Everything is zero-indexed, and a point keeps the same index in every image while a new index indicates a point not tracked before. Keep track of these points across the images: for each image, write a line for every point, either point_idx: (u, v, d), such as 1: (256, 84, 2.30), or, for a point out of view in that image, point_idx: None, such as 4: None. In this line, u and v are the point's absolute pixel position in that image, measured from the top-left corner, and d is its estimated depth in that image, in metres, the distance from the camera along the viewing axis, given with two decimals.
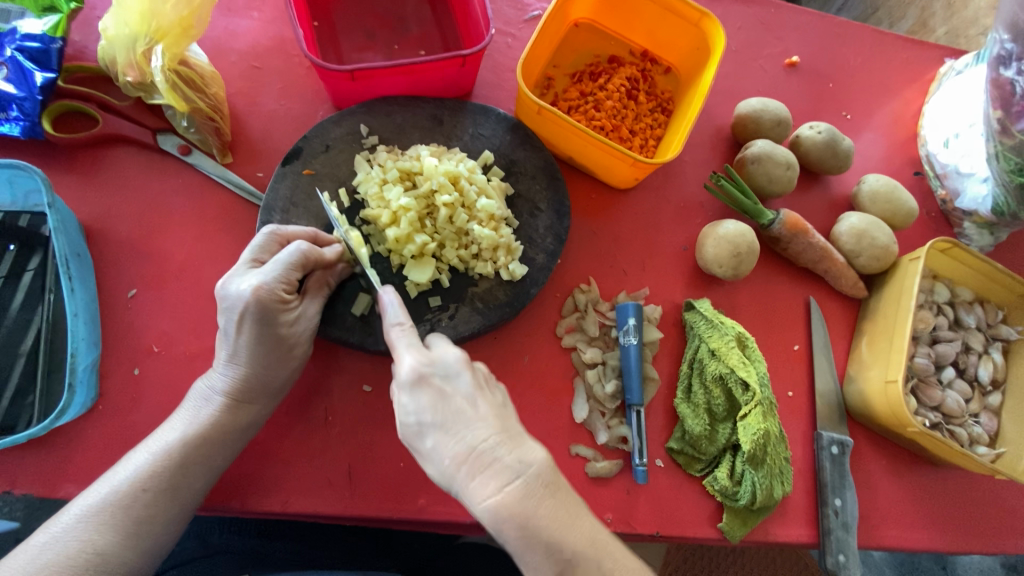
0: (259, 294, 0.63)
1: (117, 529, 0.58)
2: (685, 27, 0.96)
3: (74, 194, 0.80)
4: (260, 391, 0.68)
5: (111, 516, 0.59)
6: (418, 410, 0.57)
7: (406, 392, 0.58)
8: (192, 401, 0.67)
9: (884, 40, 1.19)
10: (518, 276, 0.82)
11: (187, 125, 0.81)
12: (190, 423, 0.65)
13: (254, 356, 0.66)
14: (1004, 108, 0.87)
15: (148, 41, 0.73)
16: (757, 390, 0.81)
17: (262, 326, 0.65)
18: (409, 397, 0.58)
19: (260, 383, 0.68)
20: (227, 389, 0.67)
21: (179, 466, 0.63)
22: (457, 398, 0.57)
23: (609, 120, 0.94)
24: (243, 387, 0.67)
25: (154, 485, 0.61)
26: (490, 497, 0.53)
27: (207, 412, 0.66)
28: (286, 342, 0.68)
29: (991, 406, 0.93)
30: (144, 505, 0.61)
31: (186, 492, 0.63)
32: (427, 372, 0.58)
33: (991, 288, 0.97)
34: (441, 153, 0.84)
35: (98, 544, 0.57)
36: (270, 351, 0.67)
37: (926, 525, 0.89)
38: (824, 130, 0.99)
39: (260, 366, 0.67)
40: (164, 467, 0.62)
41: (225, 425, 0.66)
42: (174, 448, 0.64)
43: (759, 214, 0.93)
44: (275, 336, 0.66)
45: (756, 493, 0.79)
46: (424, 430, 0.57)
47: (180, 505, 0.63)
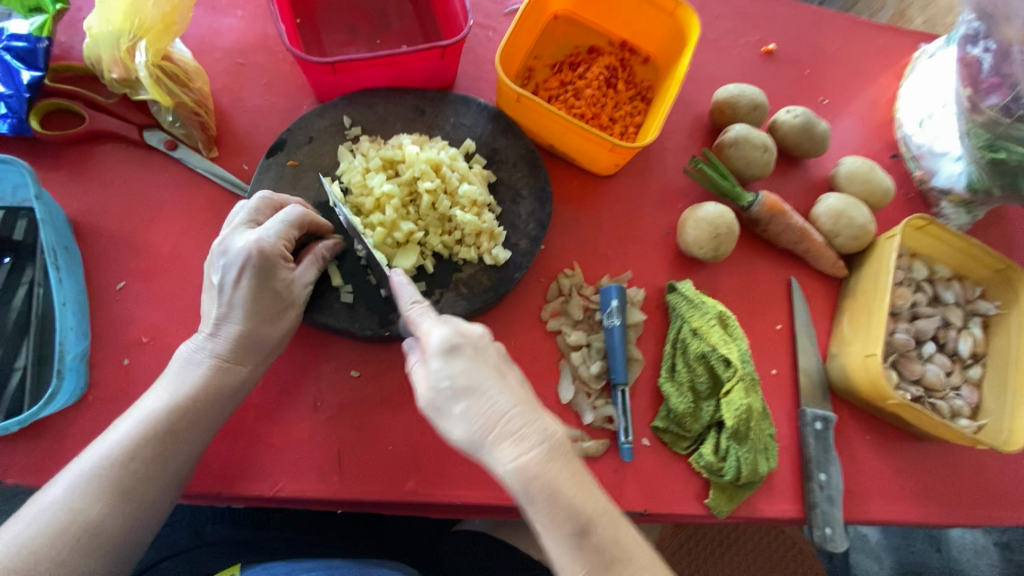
0: (263, 245, 0.67)
1: (106, 498, 0.58)
2: (661, 16, 0.98)
3: (62, 190, 0.81)
4: (252, 353, 0.69)
5: (102, 484, 0.58)
6: (449, 372, 0.58)
7: (436, 355, 0.59)
8: (176, 367, 0.67)
9: (859, 27, 1.22)
10: (501, 261, 0.83)
11: (172, 120, 0.82)
12: (177, 388, 0.65)
13: (250, 312, 0.68)
14: (973, 85, 0.89)
15: (131, 37, 0.75)
16: (738, 365, 0.83)
17: (262, 279, 0.67)
18: (440, 359, 0.59)
19: (255, 342, 0.69)
20: (217, 350, 0.68)
21: (167, 434, 0.63)
22: (486, 362, 0.60)
23: (589, 109, 0.96)
24: (236, 346, 0.68)
25: (142, 453, 0.61)
26: (518, 456, 0.54)
27: (194, 375, 0.66)
28: (282, 298, 0.70)
29: (971, 379, 0.95)
30: (134, 474, 0.60)
31: (178, 458, 0.64)
32: (459, 339, 0.60)
33: (970, 265, 1.00)
34: (423, 141, 0.86)
35: (89, 512, 0.57)
36: (266, 305, 0.69)
37: (911, 498, 0.90)
38: (800, 114, 1.01)
39: (253, 323, 0.68)
40: (153, 434, 0.62)
41: (215, 386, 0.67)
42: (162, 415, 0.63)
43: (739, 197, 0.95)
44: (272, 289, 0.69)
45: (741, 468, 0.80)
46: (454, 394, 0.57)
47: (169, 473, 0.63)
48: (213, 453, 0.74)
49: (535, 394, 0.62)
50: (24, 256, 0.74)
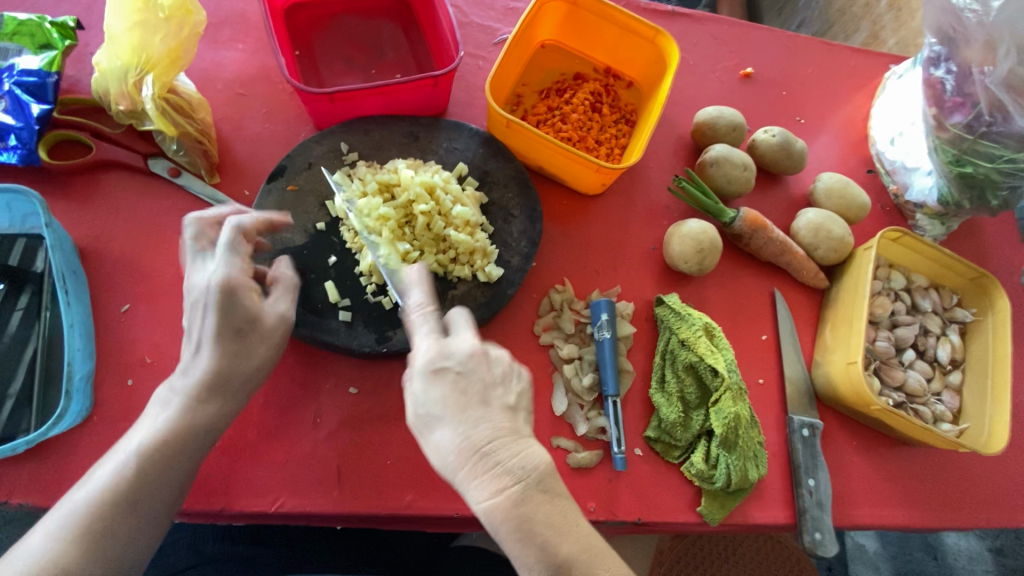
0: (231, 278, 0.67)
1: (76, 546, 0.58)
2: (642, 44, 1.04)
3: (69, 217, 0.84)
4: (221, 388, 0.68)
5: (71, 531, 0.58)
6: (432, 402, 0.62)
7: (422, 383, 0.63)
8: (151, 408, 0.67)
9: (832, 50, 1.28)
10: (494, 277, 0.86)
11: (176, 149, 0.85)
12: (150, 429, 0.65)
13: (217, 345, 0.67)
14: (938, 104, 0.94)
15: (139, 71, 0.79)
16: (725, 375, 0.86)
17: (223, 311, 0.66)
18: (425, 388, 0.62)
19: (225, 376, 0.68)
20: (186, 388, 0.67)
21: (136, 476, 0.62)
22: (471, 388, 0.63)
23: (576, 132, 1.01)
24: (205, 382, 0.67)
25: (112, 498, 0.61)
26: (488, 495, 0.59)
27: (166, 415, 0.66)
28: (251, 331, 0.69)
29: (952, 385, 0.98)
30: (103, 518, 0.60)
31: (153, 502, 0.63)
32: (444, 367, 0.63)
33: (945, 274, 1.04)
34: (417, 165, 0.89)
35: (58, 559, 0.57)
36: (232, 339, 0.68)
37: (897, 502, 0.93)
38: (777, 134, 1.05)
39: (221, 361, 0.67)
40: (122, 479, 0.61)
41: (185, 425, 0.66)
42: (133, 456, 0.63)
43: (721, 213, 0.99)
44: (237, 321, 0.68)
45: (731, 475, 0.83)
46: (435, 422, 0.62)
47: (142, 516, 0.62)
48: (216, 471, 0.76)
49: (523, 418, 0.65)
50: (18, 282, 0.76)
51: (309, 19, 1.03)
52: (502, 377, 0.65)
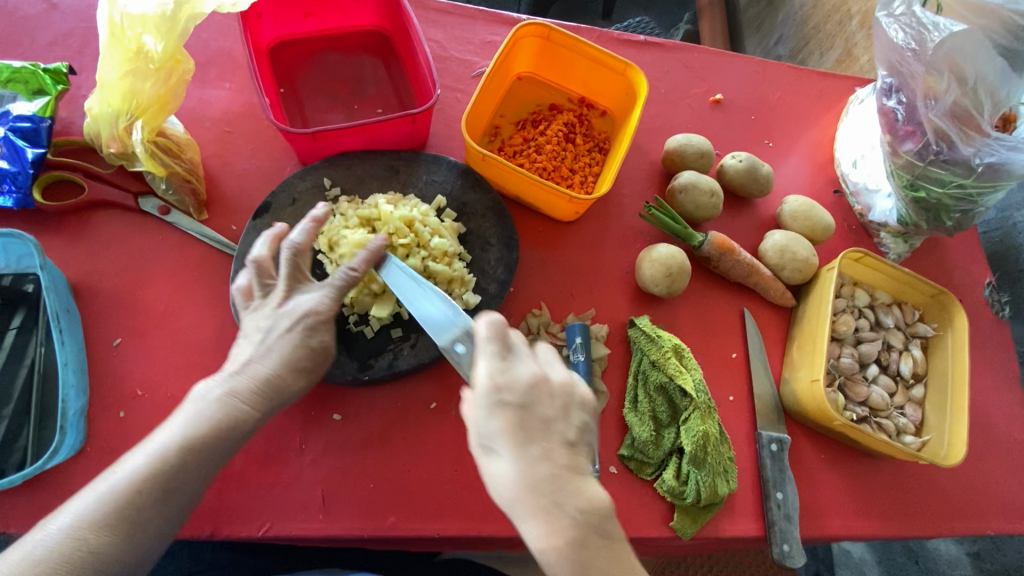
0: (321, 306, 0.72)
1: (111, 532, 0.58)
2: (613, 76, 1.08)
3: (63, 255, 0.88)
4: (270, 398, 0.69)
5: (105, 516, 0.58)
6: (489, 428, 0.61)
7: (480, 407, 0.62)
8: (192, 403, 0.66)
9: (800, 74, 1.34)
10: (472, 305, 0.91)
11: (165, 187, 0.90)
12: (189, 423, 0.64)
13: (284, 363, 0.69)
14: (892, 132, 1.00)
15: (129, 117, 0.83)
16: (694, 395, 0.91)
17: (304, 338, 0.71)
18: (484, 414, 0.62)
19: (277, 390, 0.69)
20: (235, 392, 0.67)
21: (174, 470, 0.61)
22: (533, 418, 0.62)
23: (550, 162, 1.06)
24: (257, 392, 0.68)
25: (149, 487, 0.60)
26: (545, 537, 0.58)
27: (208, 411, 0.65)
28: (319, 358, 0.73)
29: (915, 398, 1.03)
30: (140, 508, 0.59)
31: (178, 499, 0.62)
32: (502, 394, 0.62)
33: (906, 291, 1.08)
34: (397, 200, 0.94)
35: (90, 542, 0.57)
36: (306, 363, 0.71)
37: (863, 512, 0.97)
38: (744, 159, 1.10)
39: (287, 376, 0.69)
40: (162, 470, 0.61)
41: (226, 425, 0.65)
42: (173, 451, 0.62)
43: (689, 237, 1.04)
44: (311, 347, 0.71)
45: (701, 491, 0.87)
46: (494, 450, 0.61)
47: (170, 510, 0.62)
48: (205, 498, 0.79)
49: (586, 454, 0.64)
50: (10, 311, 0.80)
51: (293, 58, 1.07)
52: (565, 407, 0.64)
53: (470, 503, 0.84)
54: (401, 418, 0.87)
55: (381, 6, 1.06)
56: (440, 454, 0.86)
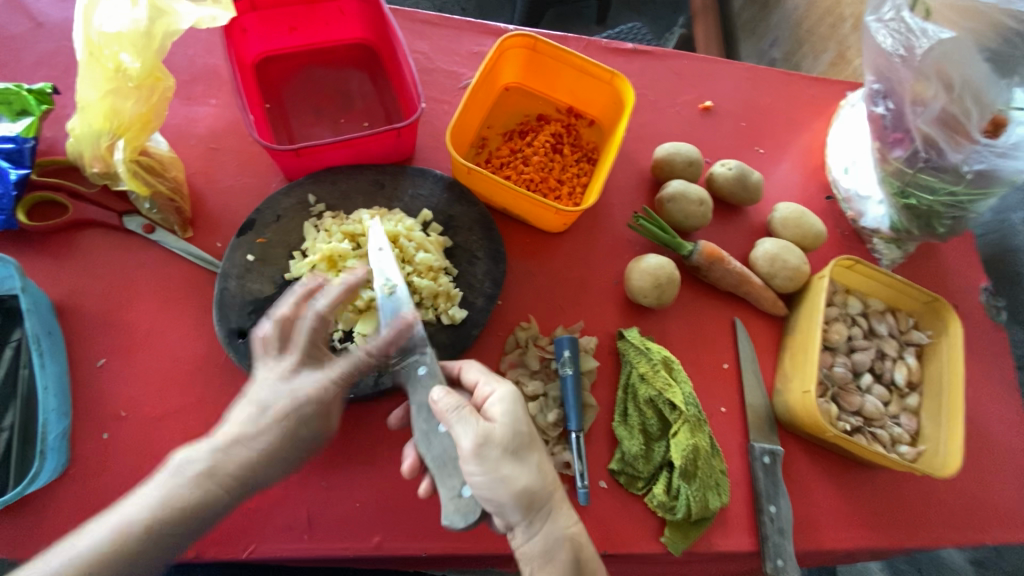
0: (325, 394, 0.69)
1: None
2: (600, 86, 1.08)
3: (47, 276, 0.88)
4: (248, 486, 0.65)
5: None
6: (527, 425, 0.69)
7: (517, 403, 0.69)
8: (167, 475, 0.61)
9: (791, 79, 1.33)
10: (458, 319, 0.90)
11: (149, 206, 0.90)
12: (161, 501, 0.60)
13: (273, 452, 0.65)
14: (881, 139, 0.99)
15: (111, 136, 0.83)
16: (683, 408, 0.90)
17: (298, 428, 0.67)
18: (520, 412, 0.69)
19: (257, 479, 0.65)
20: (219, 474, 0.63)
21: (133, 554, 0.58)
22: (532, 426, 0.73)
23: (537, 173, 1.05)
24: (238, 477, 0.64)
25: (99, 572, 0.56)
26: (571, 520, 0.70)
27: (184, 489, 0.61)
28: (303, 447, 0.68)
29: (910, 407, 1.01)
30: None
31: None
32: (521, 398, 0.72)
33: (900, 298, 1.07)
34: (382, 214, 0.94)
35: None
36: (291, 452, 0.67)
37: (859, 524, 0.95)
38: (734, 167, 1.09)
39: (267, 467, 0.65)
40: (118, 549, 0.57)
41: (197, 508, 0.61)
42: (136, 531, 0.58)
43: (679, 247, 1.03)
44: (303, 438, 0.68)
45: (691, 506, 0.86)
46: (530, 448, 0.68)
47: None
48: None
49: None
50: None
51: (279, 72, 1.07)
52: None
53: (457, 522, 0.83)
54: (388, 435, 0.87)
55: (366, 19, 1.06)
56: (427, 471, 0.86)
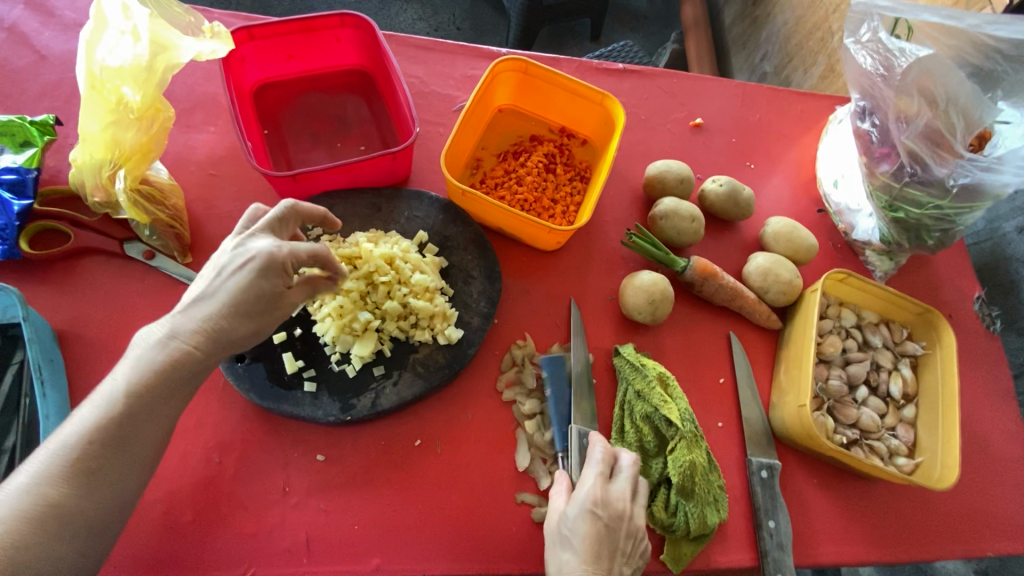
0: (271, 253, 0.67)
1: (66, 483, 0.59)
2: (591, 106, 1.10)
3: (48, 303, 0.89)
4: (218, 343, 0.68)
5: (56, 466, 0.59)
6: (573, 530, 0.77)
7: (575, 508, 0.78)
8: (136, 347, 0.66)
9: (780, 95, 1.35)
10: (454, 339, 0.91)
11: (150, 233, 0.91)
12: (135, 367, 0.64)
13: (234, 305, 0.67)
14: (868, 154, 1.01)
15: (113, 165, 0.84)
16: (679, 424, 0.91)
17: (257, 282, 0.67)
18: (574, 515, 0.78)
19: (224, 334, 0.68)
20: (187, 332, 0.66)
21: (124, 417, 0.63)
22: (607, 539, 0.77)
23: (531, 194, 1.07)
24: (205, 334, 0.67)
25: (100, 437, 0.62)
26: None
27: (151, 355, 0.65)
28: (265, 304, 0.69)
29: (906, 419, 1.02)
30: (92, 457, 0.61)
31: (134, 442, 0.64)
32: (593, 508, 0.77)
33: (893, 309, 1.08)
34: (378, 237, 0.95)
35: (50, 495, 0.58)
36: (251, 307, 0.68)
37: (859, 538, 0.95)
38: (725, 183, 1.11)
39: (229, 324, 0.67)
40: (108, 420, 0.62)
41: (169, 368, 0.65)
42: (118, 398, 0.63)
43: (672, 262, 1.04)
44: (264, 294, 0.68)
45: (690, 523, 0.86)
46: (569, 546, 0.76)
47: (126, 456, 0.63)
48: (189, 545, 0.79)
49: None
50: None
51: (276, 101, 1.09)
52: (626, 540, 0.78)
53: (454, 542, 0.84)
54: (385, 456, 0.87)
55: (362, 46, 1.08)
56: (425, 492, 0.86)
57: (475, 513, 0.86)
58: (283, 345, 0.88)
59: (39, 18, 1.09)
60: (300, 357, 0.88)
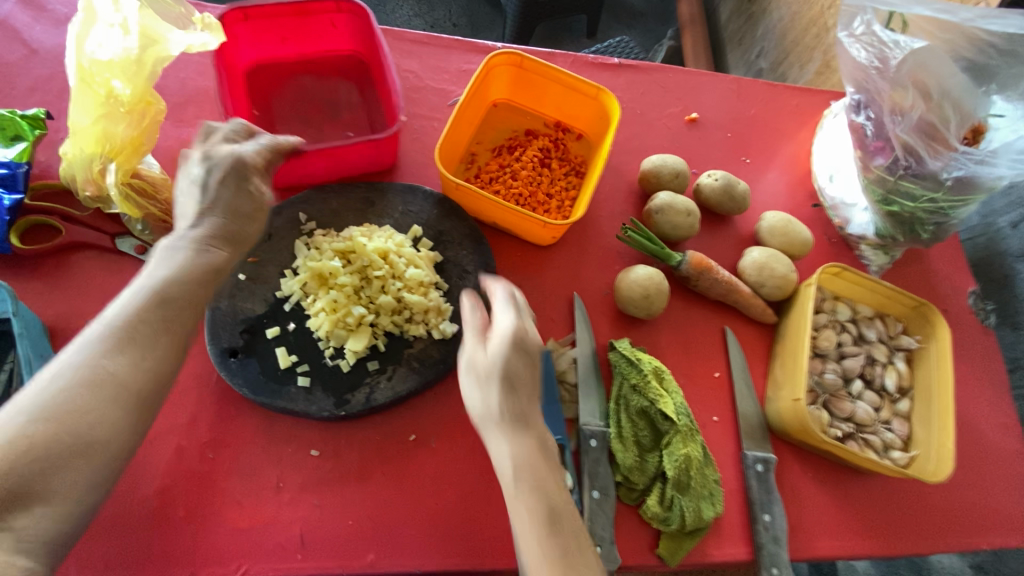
0: (236, 153, 0.75)
1: (124, 355, 0.58)
2: (587, 100, 1.10)
3: (39, 299, 0.88)
4: (229, 241, 0.73)
5: (114, 338, 0.59)
6: (483, 397, 0.65)
7: (476, 372, 0.66)
8: (162, 249, 0.68)
9: (776, 90, 1.34)
10: (449, 334, 0.91)
11: (141, 228, 0.91)
12: (168, 263, 0.66)
13: (215, 205, 0.73)
14: (862, 148, 1.00)
15: (103, 159, 0.83)
16: (675, 419, 0.91)
17: (230, 181, 0.75)
18: (479, 382, 0.65)
19: (229, 232, 0.73)
20: (196, 233, 0.70)
21: (168, 299, 0.63)
22: (515, 396, 0.64)
23: (526, 188, 1.07)
24: (213, 233, 0.72)
25: (146, 316, 0.61)
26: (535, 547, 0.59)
27: (179, 253, 0.68)
28: (250, 204, 0.76)
29: (901, 413, 1.02)
30: (142, 332, 0.60)
31: (182, 324, 0.64)
32: (492, 370, 0.65)
33: (888, 303, 1.08)
34: (372, 231, 0.94)
35: (108, 367, 0.57)
36: (239, 207, 0.75)
37: (853, 531, 0.95)
38: (720, 178, 1.11)
39: (229, 220, 0.74)
40: (154, 302, 0.62)
41: (200, 265, 0.68)
42: (157, 284, 0.64)
43: (667, 257, 1.04)
44: (244, 190, 0.76)
45: (685, 516, 0.86)
46: (488, 420, 0.65)
47: (174, 334, 0.63)
48: (181, 542, 0.78)
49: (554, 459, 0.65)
50: None
51: (270, 83, 1.09)
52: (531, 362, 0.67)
53: (449, 537, 0.84)
54: (379, 451, 0.87)
55: (357, 31, 1.08)
56: (419, 486, 0.86)
57: (470, 508, 0.85)
58: (276, 340, 0.88)
59: (30, 12, 1.08)
60: (293, 352, 0.87)
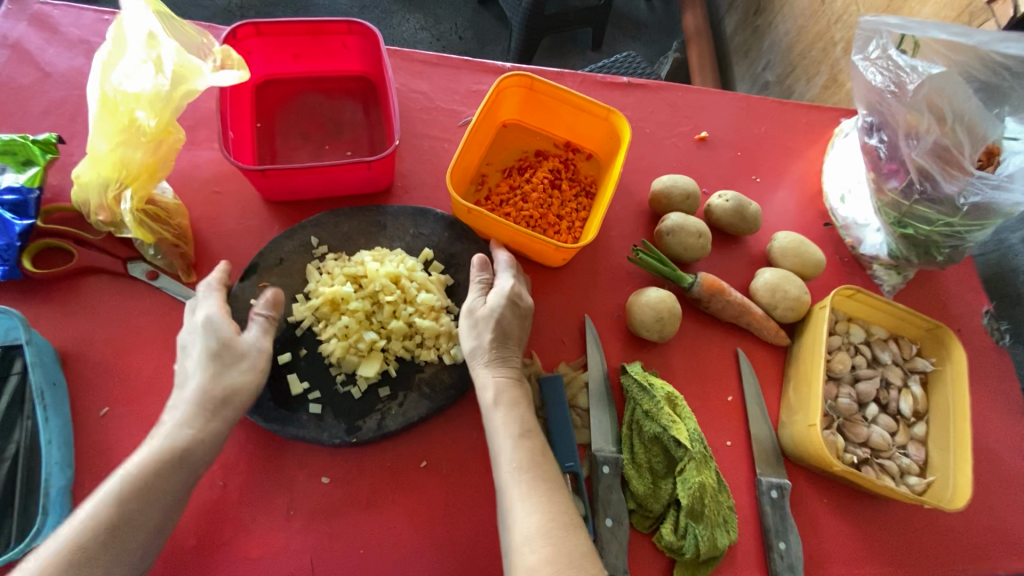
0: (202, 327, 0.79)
1: (136, 502, 0.65)
2: (597, 121, 1.10)
3: (50, 325, 0.88)
4: (223, 402, 0.75)
5: (130, 487, 0.65)
6: (477, 337, 0.84)
7: (472, 318, 0.86)
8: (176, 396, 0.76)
9: (785, 108, 1.34)
10: (460, 358, 0.90)
11: (153, 253, 0.91)
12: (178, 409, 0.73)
13: (201, 365, 0.76)
14: (876, 170, 1.01)
15: (119, 186, 0.84)
16: (688, 445, 0.89)
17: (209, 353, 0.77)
18: (473, 325, 0.85)
19: (216, 385, 0.75)
20: (190, 393, 0.75)
21: (178, 446, 0.70)
22: (504, 337, 0.85)
23: (537, 210, 1.07)
24: (201, 401, 0.74)
25: (158, 461, 0.68)
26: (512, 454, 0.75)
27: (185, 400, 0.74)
28: (229, 355, 0.78)
29: (917, 437, 1.01)
30: (154, 478, 0.67)
31: (191, 463, 0.71)
32: (484, 317, 0.85)
33: (902, 326, 1.07)
34: (383, 255, 0.94)
35: (122, 512, 0.64)
36: (216, 358, 0.77)
37: (871, 558, 0.94)
38: (731, 199, 1.10)
39: (214, 373, 0.76)
40: (167, 448, 0.69)
41: (201, 416, 0.73)
42: (169, 434, 0.71)
43: (679, 279, 1.03)
44: (221, 355, 0.78)
45: (699, 545, 0.85)
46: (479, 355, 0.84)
47: (181, 474, 0.69)
48: (192, 572, 0.78)
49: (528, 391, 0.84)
50: None
51: (278, 103, 1.09)
52: (519, 320, 0.88)
53: (461, 566, 0.83)
54: (390, 478, 0.86)
55: (367, 54, 1.08)
56: (430, 514, 0.85)
57: (481, 536, 0.85)
58: (287, 365, 0.88)
59: (43, 35, 1.08)
60: (305, 378, 0.87)
